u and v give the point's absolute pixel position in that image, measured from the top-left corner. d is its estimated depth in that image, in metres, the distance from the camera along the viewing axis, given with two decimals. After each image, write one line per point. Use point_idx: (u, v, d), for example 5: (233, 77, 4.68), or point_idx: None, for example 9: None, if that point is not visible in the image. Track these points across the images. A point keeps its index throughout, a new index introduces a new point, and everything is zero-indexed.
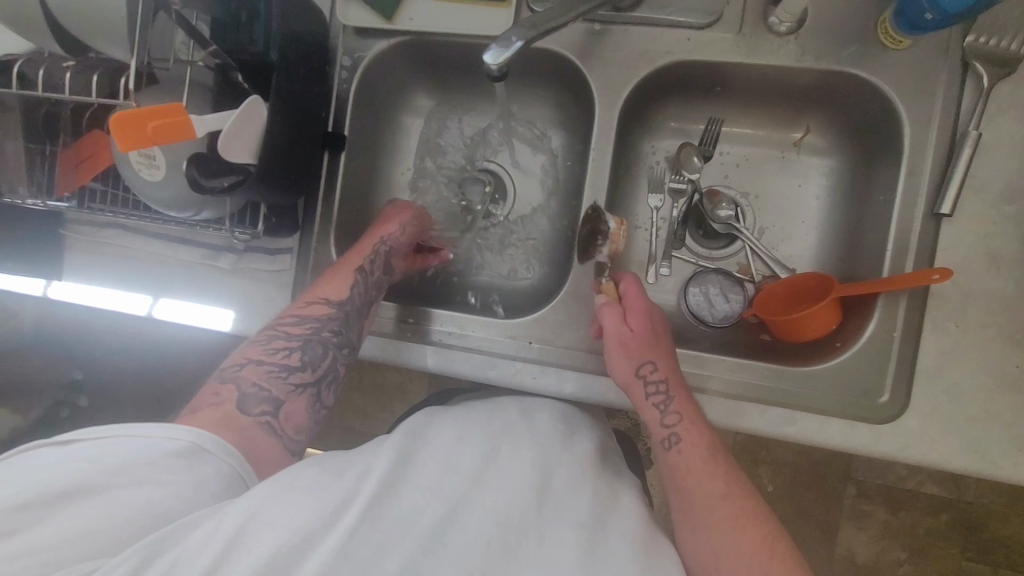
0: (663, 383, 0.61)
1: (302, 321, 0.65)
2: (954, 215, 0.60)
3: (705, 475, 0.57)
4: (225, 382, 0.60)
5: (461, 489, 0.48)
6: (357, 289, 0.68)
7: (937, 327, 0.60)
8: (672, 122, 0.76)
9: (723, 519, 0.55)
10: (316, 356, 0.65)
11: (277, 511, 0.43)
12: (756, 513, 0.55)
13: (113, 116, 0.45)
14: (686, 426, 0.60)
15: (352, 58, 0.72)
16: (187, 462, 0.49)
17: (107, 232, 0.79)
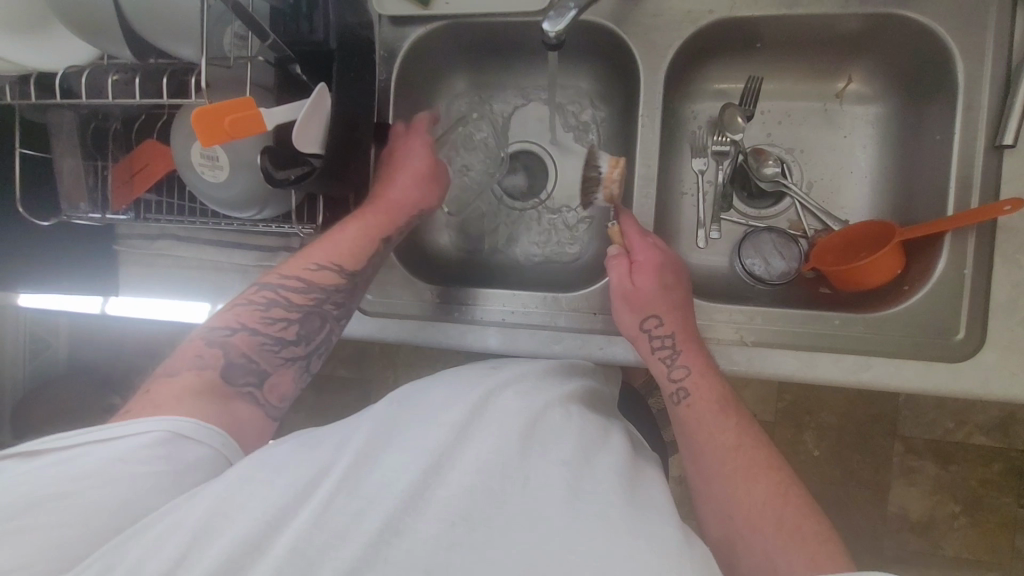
0: (672, 336, 0.62)
1: (306, 287, 0.62)
2: (1017, 145, 0.60)
3: (722, 428, 0.57)
4: (209, 345, 0.58)
5: (444, 442, 0.46)
6: (374, 258, 0.66)
7: (1008, 260, 0.60)
8: (712, 84, 0.77)
9: (737, 468, 0.54)
10: (312, 330, 0.63)
11: (276, 463, 0.45)
12: (773, 464, 0.54)
13: (194, 113, 0.46)
14: (696, 378, 0.60)
15: (389, 51, 0.72)
16: (162, 453, 0.48)
17: (160, 243, 0.79)
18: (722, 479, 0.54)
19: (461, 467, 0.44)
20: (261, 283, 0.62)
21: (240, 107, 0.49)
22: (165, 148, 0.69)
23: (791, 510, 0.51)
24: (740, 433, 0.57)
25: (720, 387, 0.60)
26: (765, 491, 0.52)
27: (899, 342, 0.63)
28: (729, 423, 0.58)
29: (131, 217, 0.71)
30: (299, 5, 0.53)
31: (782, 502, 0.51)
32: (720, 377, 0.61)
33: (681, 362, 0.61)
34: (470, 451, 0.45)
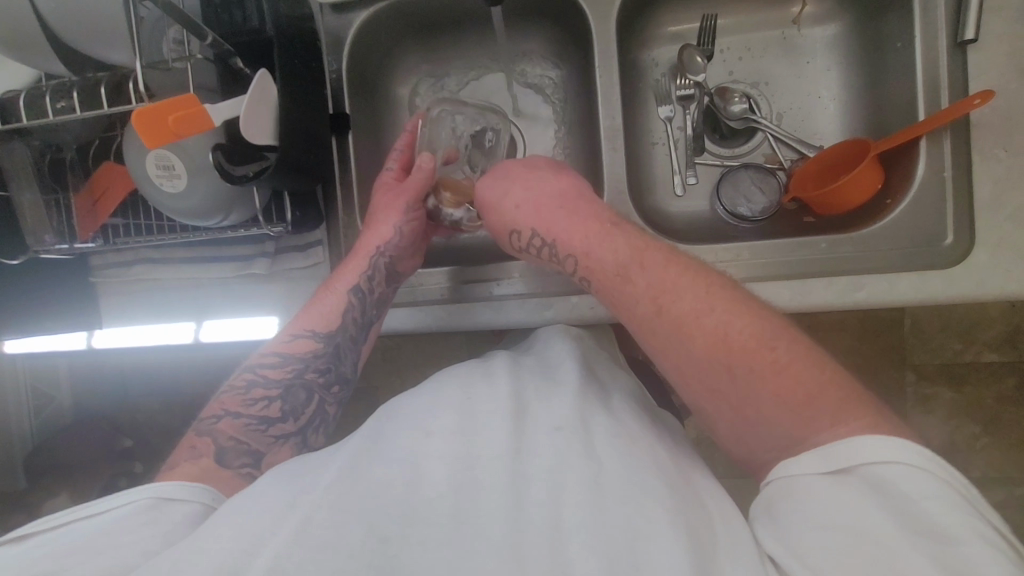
0: (537, 233, 0.60)
1: (284, 360, 0.64)
2: (979, 39, 0.59)
3: (632, 296, 0.53)
4: (201, 435, 0.58)
5: (432, 449, 0.47)
6: (350, 315, 0.67)
7: (986, 157, 0.59)
8: (667, 29, 0.76)
9: (667, 332, 0.50)
10: (298, 403, 0.64)
11: (260, 495, 0.46)
12: (699, 308, 0.49)
13: (135, 111, 0.45)
14: (584, 264, 0.57)
15: (333, 39, 0.70)
16: (149, 517, 0.47)
17: (135, 269, 0.78)
18: (664, 350, 0.51)
19: (450, 468, 0.45)
20: (245, 365, 0.64)
21: (183, 103, 0.48)
22: (126, 170, 0.69)
23: (739, 350, 0.47)
24: (653, 289, 0.51)
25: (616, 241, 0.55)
26: (705, 349, 0.48)
27: (888, 256, 0.62)
28: (635, 287, 0.52)
29: (100, 243, 0.70)
30: None
31: (725, 351, 0.48)
32: (610, 237, 0.56)
33: (564, 252, 0.59)
34: (458, 448, 0.47)
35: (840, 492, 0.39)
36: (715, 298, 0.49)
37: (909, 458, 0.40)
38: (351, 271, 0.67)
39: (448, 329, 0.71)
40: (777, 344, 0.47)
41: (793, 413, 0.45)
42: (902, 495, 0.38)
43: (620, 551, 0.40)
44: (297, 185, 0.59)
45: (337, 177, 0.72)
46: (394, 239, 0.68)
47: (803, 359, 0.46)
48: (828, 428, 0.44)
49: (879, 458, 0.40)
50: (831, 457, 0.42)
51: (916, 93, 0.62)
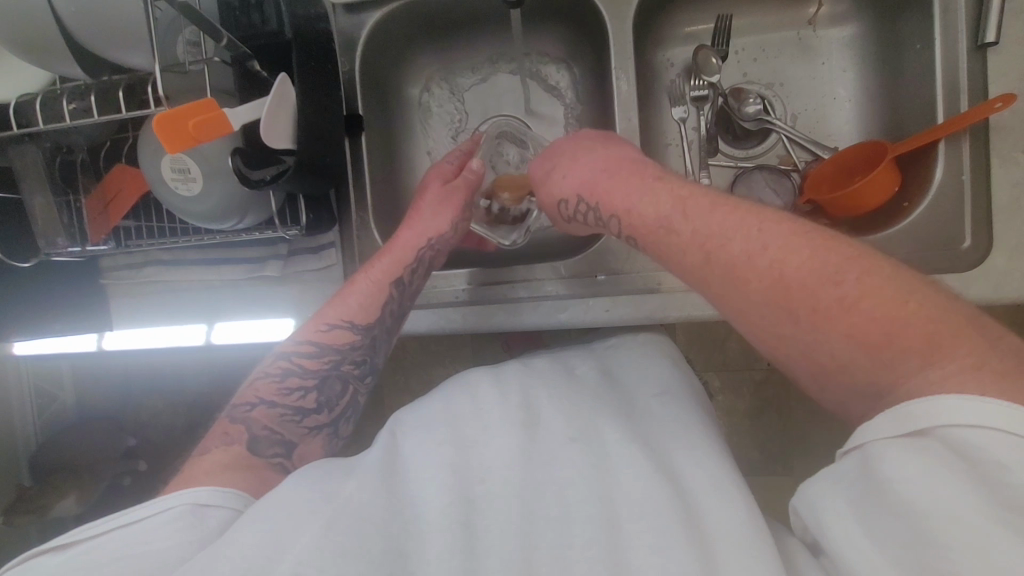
0: (583, 198, 0.58)
1: (320, 351, 0.63)
2: (1000, 42, 0.58)
3: (679, 247, 0.49)
4: (234, 421, 0.59)
5: (451, 455, 0.48)
6: (389, 307, 0.66)
7: (1006, 160, 0.59)
8: (681, 29, 0.75)
9: (723, 284, 0.46)
10: (333, 395, 0.64)
11: (283, 495, 0.46)
12: (751, 248, 0.45)
13: (155, 117, 0.44)
14: (625, 223, 0.54)
15: (347, 39, 0.69)
16: (188, 523, 0.46)
17: (147, 271, 0.77)
18: (722, 300, 0.47)
19: (469, 477, 0.47)
20: (277, 352, 0.63)
21: (204, 108, 0.47)
22: (138, 171, 0.68)
23: (801, 295, 0.43)
24: (700, 237, 0.47)
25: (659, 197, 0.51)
26: (766, 299, 0.44)
27: (907, 259, 0.62)
28: (681, 238, 0.49)
29: (113, 245, 0.69)
30: None
31: (785, 295, 0.43)
32: (652, 189, 0.52)
33: (607, 212, 0.56)
34: (470, 460, 0.48)
35: (916, 462, 0.34)
36: (765, 239, 0.44)
37: (1001, 418, 0.33)
38: (396, 264, 0.66)
39: (463, 331, 0.71)
40: (845, 276, 0.41)
41: (881, 361, 0.40)
42: (993, 462, 0.33)
43: (626, 554, 0.41)
44: (311, 188, 0.59)
45: (351, 182, 0.71)
46: (448, 237, 0.70)
47: (878, 292, 0.40)
48: (924, 372, 0.38)
49: (966, 419, 0.34)
50: (908, 414, 0.36)
51: (935, 96, 0.62)
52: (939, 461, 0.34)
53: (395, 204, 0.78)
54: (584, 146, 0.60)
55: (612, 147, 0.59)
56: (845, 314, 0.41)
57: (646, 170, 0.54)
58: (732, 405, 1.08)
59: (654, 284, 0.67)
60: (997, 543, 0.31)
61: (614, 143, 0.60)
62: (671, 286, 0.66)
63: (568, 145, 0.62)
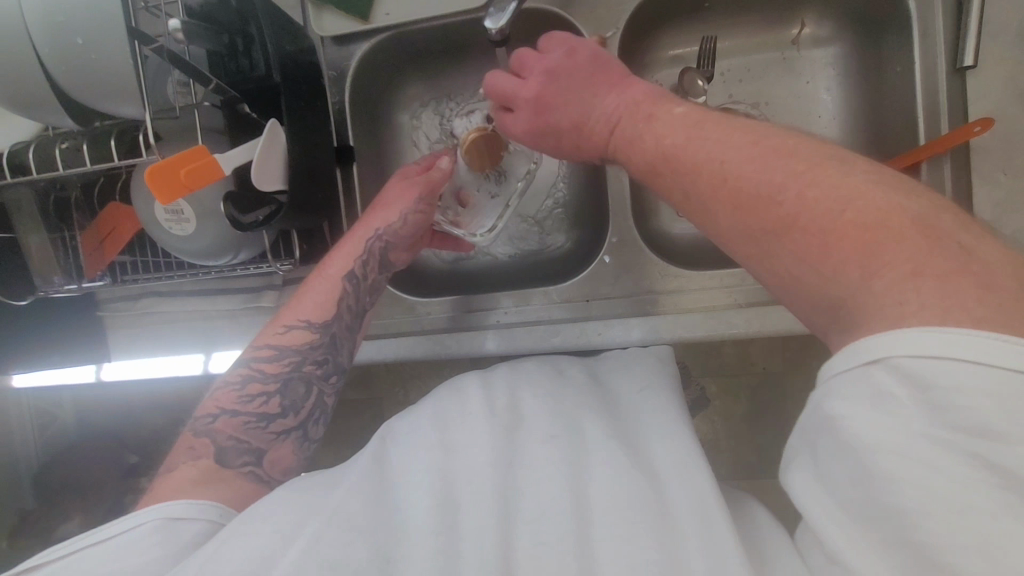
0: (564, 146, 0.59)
1: (280, 353, 0.63)
2: (978, 65, 0.60)
3: (657, 170, 0.47)
4: (198, 435, 0.58)
5: (433, 462, 0.49)
6: (345, 302, 0.66)
7: (985, 180, 0.60)
8: (667, 52, 0.76)
9: (704, 209, 0.43)
10: (297, 398, 0.62)
11: (275, 504, 0.48)
12: (727, 172, 0.41)
13: (149, 169, 0.46)
14: (627, 155, 0.51)
15: (337, 71, 0.71)
16: (158, 539, 0.47)
17: (145, 302, 0.78)
18: (705, 221, 0.43)
19: (455, 484, 0.47)
20: (236, 361, 0.62)
21: (195, 155, 0.49)
22: (131, 209, 0.69)
23: (782, 207, 0.38)
24: (684, 162, 0.44)
25: (649, 124, 0.48)
26: (729, 207, 0.41)
27: None
28: (670, 173, 0.45)
29: (109, 281, 0.70)
30: (235, 44, 0.52)
31: (744, 194, 0.40)
32: (648, 121, 0.49)
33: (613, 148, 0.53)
34: (456, 465, 0.49)
35: (863, 405, 0.32)
36: (745, 159, 0.40)
37: (968, 347, 0.29)
38: (347, 257, 0.66)
39: (458, 356, 0.72)
40: (814, 191, 0.37)
41: (827, 267, 0.35)
42: (947, 390, 0.29)
43: (595, 555, 0.42)
44: (302, 223, 0.60)
45: (344, 211, 0.72)
46: (397, 226, 0.68)
47: (852, 201, 0.35)
48: (869, 283, 0.33)
49: (915, 348, 0.30)
50: (869, 349, 0.32)
51: (916, 118, 0.63)
52: (892, 398, 0.31)
53: None
54: (578, 58, 0.56)
55: (605, 73, 0.55)
56: (794, 225, 0.37)
57: (643, 104, 0.51)
58: (728, 409, 1.06)
59: (646, 308, 0.68)
60: (950, 477, 0.29)
61: (611, 77, 0.55)
62: (662, 309, 0.67)
63: (552, 69, 0.57)
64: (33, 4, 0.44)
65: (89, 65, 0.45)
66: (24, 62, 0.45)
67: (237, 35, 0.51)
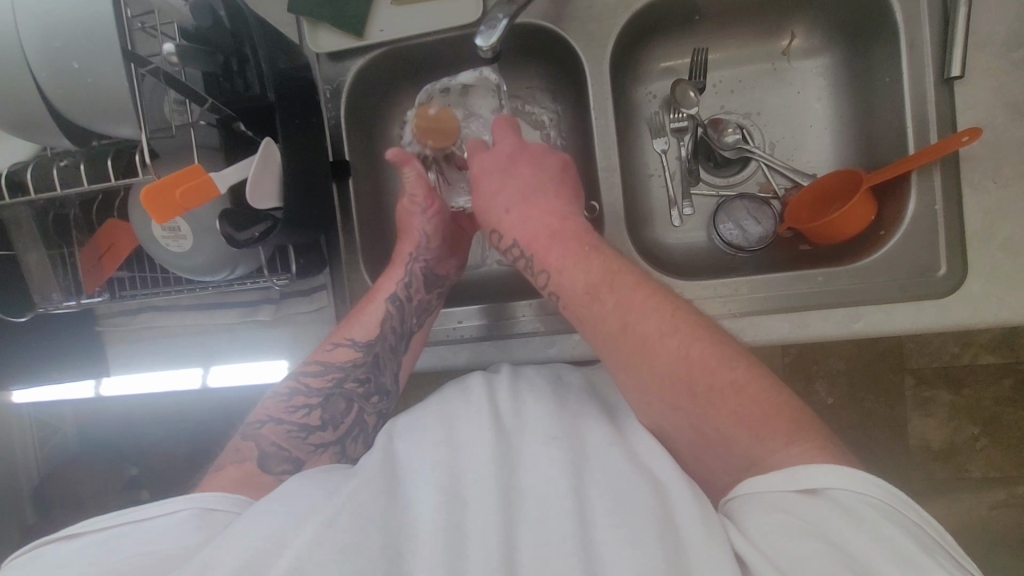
0: (519, 244, 0.64)
1: (326, 370, 0.64)
2: (965, 76, 0.60)
3: (598, 316, 0.55)
4: (246, 438, 0.60)
5: (446, 460, 0.49)
6: (390, 324, 0.67)
7: (975, 189, 0.61)
8: (659, 64, 0.77)
9: (631, 350, 0.52)
10: (337, 413, 0.63)
11: (291, 493, 0.48)
12: (663, 331, 0.52)
13: (142, 190, 0.47)
14: (556, 279, 0.59)
15: (333, 87, 0.71)
16: (200, 519, 0.48)
17: (144, 317, 0.79)
18: (627, 365, 0.52)
19: (466, 480, 0.47)
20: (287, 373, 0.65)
21: (191, 175, 0.49)
22: (130, 225, 0.69)
23: (708, 371, 0.49)
24: (620, 307, 0.54)
25: (590, 265, 0.57)
26: (668, 375, 0.50)
27: (884, 288, 0.63)
28: (603, 304, 0.55)
29: (108, 296, 0.70)
30: (230, 65, 0.52)
31: (684, 375, 0.50)
32: (590, 257, 0.58)
33: (539, 266, 0.61)
34: (462, 463, 0.49)
35: (817, 511, 0.40)
36: (681, 325, 0.52)
37: (877, 490, 0.41)
38: (390, 277, 0.68)
39: (455, 368, 0.72)
40: (736, 365, 0.49)
41: (756, 430, 0.46)
42: (875, 522, 0.39)
43: (602, 554, 0.41)
44: (297, 239, 0.60)
45: (340, 223, 0.73)
46: (424, 241, 0.70)
47: (759, 383, 0.48)
48: (787, 449, 0.44)
49: (850, 484, 0.41)
50: (798, 478, 0.42)
51: (906, 127, 0.64)
52: (840, 513, 0.39)
53: (385, 243, 0.79)
54: (541, 178, 0.66)
55: (563, 194, 0.65)
56: (717, 390, 0.48)
57: (586, 236, 0.60)
58: None
59: None
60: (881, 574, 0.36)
61: (564, 190, 0.65)
62: None
63: (527, 173, 0.66)
64: (29, 28, 0.44)
65: (85, 89, 0.46)
66: (20, 85, 0.46)
67: (232, 55, 0.52)
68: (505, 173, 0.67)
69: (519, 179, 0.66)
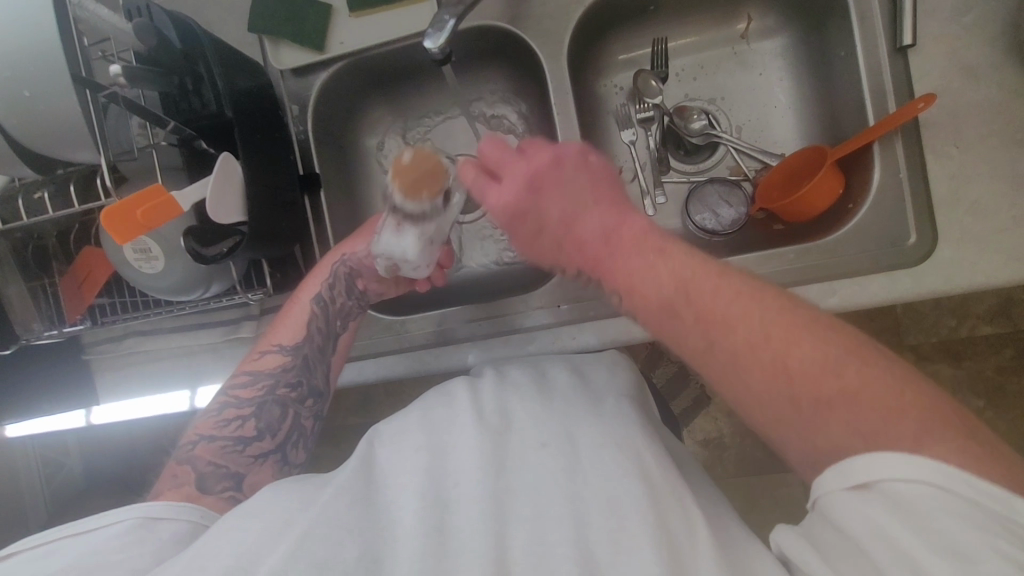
0: (583, 272, 0.58)
1: (254, 379, 0.64)
2: (917, 44, 0.61)
3: (670, 318, 0.48)
4: (180, 463, 0.58)
5: (428, 462, 0.49)
6: (315, 325, 0.66)
7: (939, 155, 0.61)
8: (620, 56, 0.78)
9: (710, 353, 0.45)
10: (272, 420, 0.63)
11: (259, 505, 0.48)
12: (749, 322, 0.43)
13: (103, 215, 0.49)
14: (628, 294, 0.51)
15: (299, 102, 0.73)
16: (142, 531, 0.47)
17: (130, 342, 0.79)
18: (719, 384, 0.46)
19: (452, 481, 0.48)
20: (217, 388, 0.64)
21: (155, 194, 0.51)
22: (105, 252, 0.70)
23: (829, 388, 0.40)
24: (714, 302, 0.45)
25: (656, 270, 0.49)
26: (759, 374, 0.43)
27: (860, 261, 0.63)
28: (696, 345, 0.46)
29: (89, 324, 0.71)
30: (186, 84, 0.53)
31: (786, 382, 0.41)
32: (659, 268, 0.49)
33: (609, 284, 0.54)
34: (446, 467, 0.49)
35: (866, 508, 0.36)
36: (775, 326, 0.42)
37: (937, 473, 0.35)
38: (313, 282, 0.67)
39: (437, 372, 0.72)
40: (846, 368, 0.40)
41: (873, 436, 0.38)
42: (929, 515, 0.34)
43: (599, 554, 0.42)
44: (270, 253, 0.61)
45: (315, 234, 0.73)
46: (363, 255, 0.68)
47: (881, 385, 0.39)
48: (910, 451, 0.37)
49: (899, 472, 0.36)
50: (850, 472, 0.38)
51: (864, 99, 0.64)
52: (886, 512, 0.35)
53: None
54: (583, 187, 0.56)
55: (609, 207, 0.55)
56: (817, 393, 0.40)
57: (649, 240, 0.51)
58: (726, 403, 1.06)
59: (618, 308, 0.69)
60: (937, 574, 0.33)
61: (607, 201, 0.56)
62: None
63: (556, 195, 0.56)
64: None
65: (40, 119, 0.47)
66: None
67: (186, 75, 0.53)
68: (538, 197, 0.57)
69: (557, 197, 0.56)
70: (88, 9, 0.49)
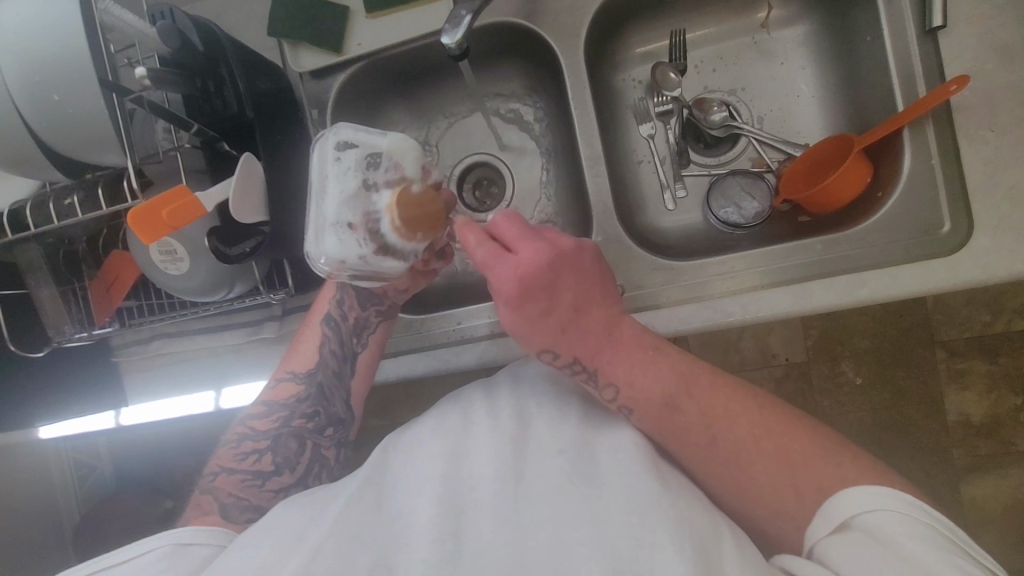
0: (577, 361, 0.55)
1: (270, 410, 0.64)
2: (948, 25, 0.59)
3: (682, 425, 0.52)
4: (202, 495, 0.59)
5: (445, 473, 0.48)
6: (328, 347, 0.66)
7: (974, 139, 0.58)
8: (637, 49, 0.77)
9: (717, 458, 0.50)
10: (291, 454, 0.63)
11: (280, 521, 0.48)
12: (755, 429, 0.50)
13: (130, 214, 0.50)
14: (627, 396, 0.54)
15: (317, 103, 0.73)
16: (171, 556, 0.48)
17: (157, 345, 0.81)
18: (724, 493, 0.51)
19: (471, 490, 0.47)
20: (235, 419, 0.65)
21: (177, 195, 0.51)
22: (132, 255, 0.72)
23: (800, 468, 0.48)
24: (705, 414, 0.51)
25: (659, 371, 0.53)
26: (770, 464, 0.48)
27: (891, 252, 0.61)
28: (711, 451, 0.50)
29: (118, 326, 0.72)
30: (208, 87, 0.54)
31: (788, 477, 0.48)
32: (656, 365, 0.54)
33: (605, 379, 0.55)
34: (462, 471, 0.48)
35: (851, 535, 0.42)
36: (773, 427, 0.50)
37: (901, 507, 0.43)
38: (322, 299, 0.67)
39: (457, 371, 0.71)
40: (841, 458, 0.47)
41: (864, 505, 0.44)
42: (899, 535, 0.41)
43: (623, 550, 0.40)
44: (291, 252, 0.61)
45: None
46: None
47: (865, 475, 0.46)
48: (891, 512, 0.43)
49: (870, 506, 0.43)
50: (830, 514, 0.44)
51: (893, 84, 0.62)
52: (863, 535, 0.41)
53: None
54: (589, 283, 0.56)
55: (608, 301, 0.56)
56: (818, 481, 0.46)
57: (645, 339, 0.55)
58: None
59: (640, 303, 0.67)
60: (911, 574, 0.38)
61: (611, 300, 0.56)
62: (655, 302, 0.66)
63: (564, 283, 0.55)
64: (10, 68, 0.47)
65: (67, 122, 0.48)
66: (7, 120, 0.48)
67: (209, 79, 0.54)
68: (535, 311, 0.54)
69: (566, 284, 0.55)
70: (114, 15, 0.49)
